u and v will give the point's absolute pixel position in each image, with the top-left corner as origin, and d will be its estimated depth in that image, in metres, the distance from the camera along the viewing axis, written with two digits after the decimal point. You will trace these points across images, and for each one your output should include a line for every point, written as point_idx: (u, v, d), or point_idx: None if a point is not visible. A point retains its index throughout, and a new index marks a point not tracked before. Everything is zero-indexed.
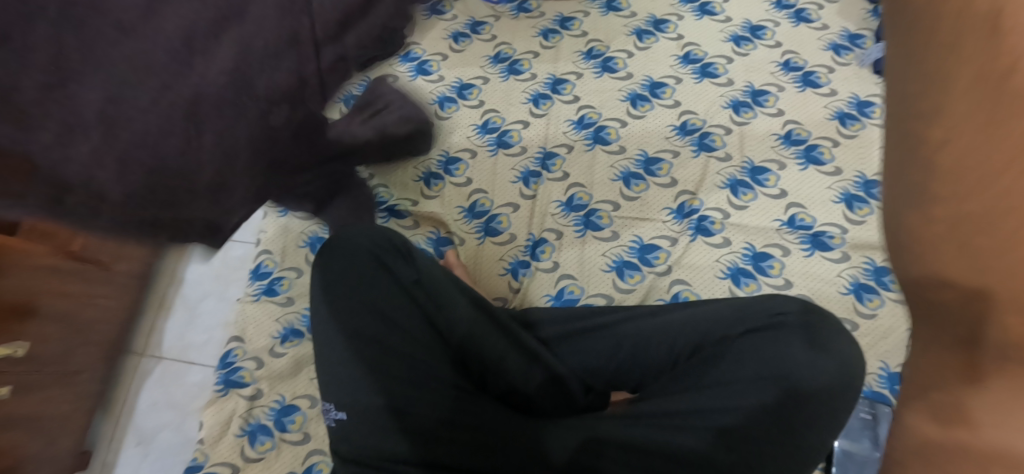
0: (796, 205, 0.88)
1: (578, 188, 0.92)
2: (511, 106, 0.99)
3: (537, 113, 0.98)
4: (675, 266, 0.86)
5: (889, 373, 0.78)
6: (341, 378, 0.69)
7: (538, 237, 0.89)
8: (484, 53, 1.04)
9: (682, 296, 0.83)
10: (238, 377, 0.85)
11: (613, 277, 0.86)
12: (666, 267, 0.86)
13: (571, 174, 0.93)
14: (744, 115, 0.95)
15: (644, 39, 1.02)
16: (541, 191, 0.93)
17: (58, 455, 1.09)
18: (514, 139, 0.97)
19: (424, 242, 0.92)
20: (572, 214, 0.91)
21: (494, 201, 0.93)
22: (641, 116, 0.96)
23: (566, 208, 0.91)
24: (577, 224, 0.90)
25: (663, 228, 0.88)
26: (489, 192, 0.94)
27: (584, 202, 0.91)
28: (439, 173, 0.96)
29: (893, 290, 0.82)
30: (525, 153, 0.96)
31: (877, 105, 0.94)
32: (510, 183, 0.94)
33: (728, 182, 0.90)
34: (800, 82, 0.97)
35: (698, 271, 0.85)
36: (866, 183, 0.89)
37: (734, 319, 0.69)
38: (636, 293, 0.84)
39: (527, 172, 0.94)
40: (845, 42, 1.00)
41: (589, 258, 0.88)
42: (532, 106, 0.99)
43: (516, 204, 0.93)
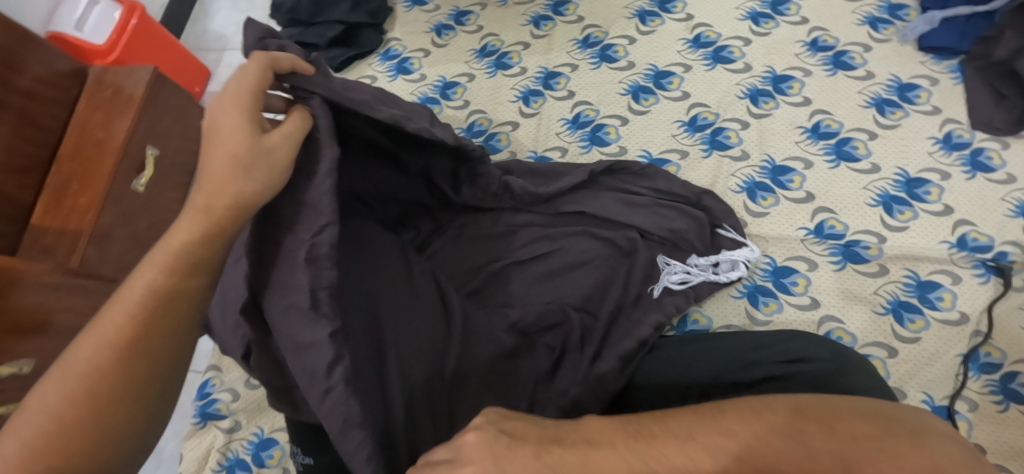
0: (825, 210, 0.77)
1: (585, 105, 0.86)
2: (498, 104, 0.89)
3: (528, 112, 0.87)
4: None
5: (933, 407, 0.67)
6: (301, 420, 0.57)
7: (541, 154, 0.84)
8: (469, 47, 0.94)
9: (690, 320, 0.75)
10: (215, 409, 0.80)
11: None
12: None
13: (578, 92, 0.88)
14: (763, 106, 0.83)
15: (648, 23, 0.91)
16: (545, 108, 0.87)
17: None
18: (501, 142, 0.86)
19: None
20: (578, 131, 0.85)
21: (492, 120, 0.88)
22: (644, 111, 0.85)
23: (572, 126, 0.85)
24: (583, 140, 0.84)
25: (672, 142, 0.83)
26: (487, 111, 0.89)
27: (591, 118, 0.86)
28: (436, 98, 0.91)
29: (939, 309, 0.71)
30: (525, 74, 0.90)
31: (923, 88, 0.81)
32: (509, 103, 0.89)
33: (745, 184, 0.79)
34: (829, 64, 0.84)
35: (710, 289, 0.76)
36: (908, 182, 0.77)
37: (747, 342, 0.62)
38: None
39: (527, 91, 0.89)
40: (885, 14, 0.86)
41: None
42: (522, 104, 0.88)
43: (517, 123, 0.87)
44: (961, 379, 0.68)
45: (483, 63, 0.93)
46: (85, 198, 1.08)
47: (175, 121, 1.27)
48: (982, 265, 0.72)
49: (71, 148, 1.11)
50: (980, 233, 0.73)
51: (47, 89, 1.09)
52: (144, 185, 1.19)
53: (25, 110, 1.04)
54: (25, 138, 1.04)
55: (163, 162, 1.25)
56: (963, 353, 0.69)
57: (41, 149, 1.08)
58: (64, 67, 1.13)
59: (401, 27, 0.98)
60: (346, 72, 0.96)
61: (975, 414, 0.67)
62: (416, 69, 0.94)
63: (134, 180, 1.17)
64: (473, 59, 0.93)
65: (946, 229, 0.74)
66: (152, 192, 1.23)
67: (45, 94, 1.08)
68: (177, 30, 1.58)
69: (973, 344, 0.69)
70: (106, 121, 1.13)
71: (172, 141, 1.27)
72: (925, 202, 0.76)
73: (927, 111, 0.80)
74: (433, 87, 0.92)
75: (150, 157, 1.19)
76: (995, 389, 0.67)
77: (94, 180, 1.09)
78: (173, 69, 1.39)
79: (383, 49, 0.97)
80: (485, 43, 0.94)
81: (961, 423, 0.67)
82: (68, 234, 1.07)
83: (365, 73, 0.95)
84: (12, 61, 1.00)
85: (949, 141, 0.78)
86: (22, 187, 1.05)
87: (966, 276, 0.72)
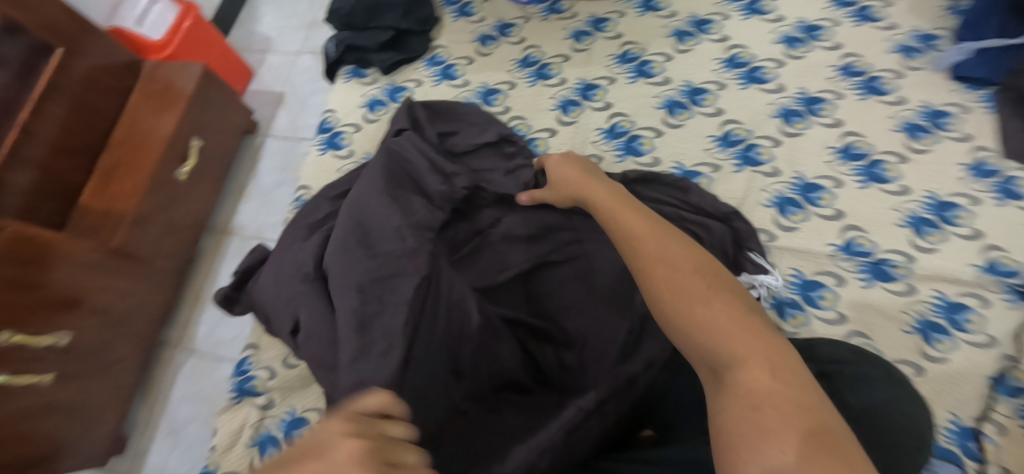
0: (854, 228, 0.78)
1: (620, 116, 0.89)
2: (538, 112, 0.92)
3: (565, 120, 0.91)
4: None
5: (960, 428, 0.67)
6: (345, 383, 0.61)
7: None
8: (511, 57, 0.98)
9: None
10: (251, 385, 0.85)
11: None
12: None
13: (615, 105, 0.91)
14: (795, 126, 0.85)
15: (684, 42, 0.94)
16: (582, 117, 0.91)
17: (96, 442, 1.12)
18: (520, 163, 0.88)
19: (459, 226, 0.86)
20: (614, 140, 0.88)
21: (531, 126, 0.91)
22: (679, 125, 0.88)
23: (608, 135, 0.88)
24: (618, 150, 0.87)
25: (705, 155, 0.85)
26: (527, 117, 0.92)
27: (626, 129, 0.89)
28: (477, 103, 0.94)
29: (967, 331, 0.72)
30: (564, 85, 0.94)
31: (953, 115, 0.83)
32: (548, 111, 0.92)
33: (775, 200, 0.81)
34: (861, 89, 0.86)
35: None
36: (938, 205, 0.78)
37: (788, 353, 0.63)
38: None
39: (566, 101, 0.93)
40: (917, 44, 0.89)
41: None
42: (560, 112, 0.92)
43: (554, 130, 0.91)
44: (988, 402, 0.68)
45: (523, 73, 0.97)
46: (131, 182, 1.13)
47: (218, 116, 1.33)
48: (1012, 291, 0.72)
49: (121, 136, 1.17)
50: (1010, 259, 0.73)
51: (104, 77, 1.14)
52: (186, 175, 1.25)
53: (82, 94, 1.10)
54: (79, 122, 1.10)
55: (204, 154, 1.30)
56: (991, 375, 0.69)
57: (92, 133, 1.13)
58: (121, 59, 1.19)
59: (448, 35, 1.03)
60: (393, 75, 1.01)
61: (1005, 438, 0.66)
62: (460, 75, 0.98)
63: (177, 169, 1.22)
64: (514, 68, 0.97)
65: (974, 253, 0.75)
66: (191, 181, 1.28)
67: (101, 82, 1.14)
68: (226, 32, 1.67)
69: (1002, 367, 0.69)
70: (156, 113, 1.19)
71: (214, 135, 1.33)
72: (954, 225, 0.77)
73: (958, 137, 0.81)
74: (474, 93, 0.96)
75: (193, 148, 1.25)
76: None
77: (142, 166, 1.15)
78: (219, 68, 1.46)
79: (429, 55, 1.01)
80: (527, 54, 0.98)
81: (989, 446, 0.66)
82: (112, 216, 1.10)
83: (411, 77, 1.00)
84: (73, 48, 1.06)
85: (980, 168, 0.79)
86: (73, 167, 1.09)
87: (995, 300, 0.72)
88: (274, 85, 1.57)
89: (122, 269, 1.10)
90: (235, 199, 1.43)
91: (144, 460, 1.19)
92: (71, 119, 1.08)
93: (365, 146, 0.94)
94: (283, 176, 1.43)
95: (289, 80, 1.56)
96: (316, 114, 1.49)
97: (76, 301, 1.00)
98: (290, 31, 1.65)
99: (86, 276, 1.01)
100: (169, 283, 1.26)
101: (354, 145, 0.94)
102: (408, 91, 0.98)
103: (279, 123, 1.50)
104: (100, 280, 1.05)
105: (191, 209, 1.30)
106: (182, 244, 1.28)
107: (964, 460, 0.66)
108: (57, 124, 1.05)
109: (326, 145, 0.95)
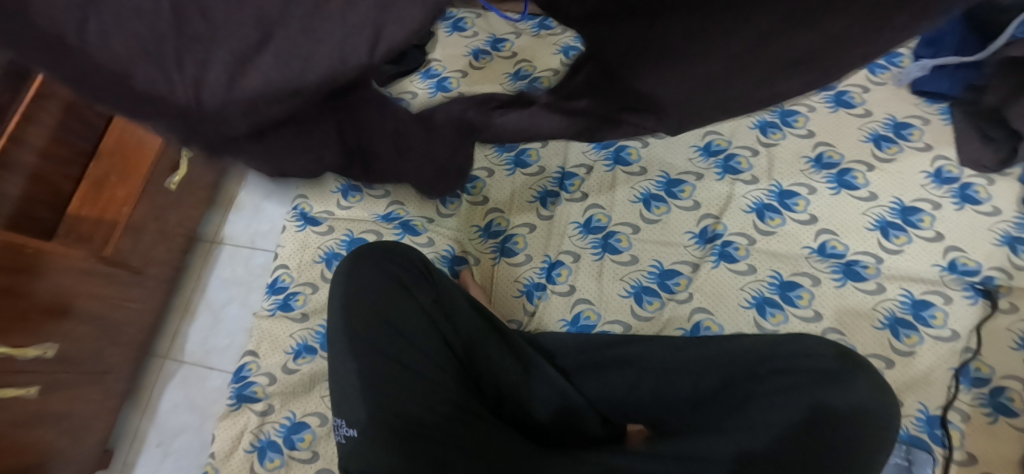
0: (827, 232, 0.83)
1: (596, 209, 0.90)
2: (517, 206, 0.92)
3: (544, 215, 0.90)
4: (696, 293, 0.83)
5: (928, 416, 0.73)
6: (352, 391, 0.66)
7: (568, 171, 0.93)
8: (503, 71, 1.03)
9: (703, 326, 0.80)
10: (251, 391, 0.86)
11: (631, 303, 0.84)
12: (687, 294, 0.83)
13: (590, 195, 0.91)
14: (772, 137, 0.91)
15: None
16: (559, 211, 0.90)
17: (82, 454, 1.11)
18: (453, 207, 0.93)
19: (438, 260, 0.90)
20: (589, 236, 0.89)
21: (509, 221, 0.91)
22: (656, 220, 0.88)
23: (583, 230, 0.89)
24: (594, 248, 0.87)
25: (689, 165, 0.90)
26: (505, 211, 0.92)
27: (602, 223, 0.89)
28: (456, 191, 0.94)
29: (932, 326, 0.77)
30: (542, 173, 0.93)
31: (916, 127, 0.89)
32: (527, 203, 0.92)
33: (755, 206, 0.86)
34: (832, 102, 0.92)
35: (721, 299, 0.82)
36: (903, 210, 0.84)
37: (722, 356, 0.69)
38: (655, 322, 0.82)
39: (545, 192, 0.92)
40: (882, 60, 0.95)
41: (607, 283, 0.85)
42: (539, 205, 0.91)
43: (533, 225, 0.90)
44: (953, 392, 0.74)
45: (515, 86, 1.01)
46: (123, 191, 1.13)
47: None
48: (971, 288, 0.79)
49: None
50: (969, 258, 0.80)
51: None
52: (176, 184, 1.25)
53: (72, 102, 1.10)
54: None
55: (196, 163, 1.31)
56: (955, 367, 0.75)
57: None
58: None
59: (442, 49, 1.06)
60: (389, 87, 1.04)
61: (968, 424, 0.72)
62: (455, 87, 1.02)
63: (168, 178, 1.22)
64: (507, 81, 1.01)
65: (937, 253, 0.81)
66: (182, 191, 1.28)
67: None
68: None
69: (964, 359, 0.75)
70: None
71: None
72: (919, 228, 0.82)
73: (920, 147, 0.88)
74: None
75: (184, 157, 1.25)
76: (984, 402, 0.73)
77: (133, 175, 1.14)
78: None
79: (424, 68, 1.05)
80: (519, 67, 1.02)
81: (954, 431, 0.72)
82: (103, 224, 1.10)
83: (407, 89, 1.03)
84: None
85: (940, 175, 0.86)
86: None
87: (957, 297, 0.78)
88: None
89: (116, 278, 1.10)
90: (225, 209, 1.43)
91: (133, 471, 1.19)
92: None
93: None
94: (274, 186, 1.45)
95: None
96: None
97: (67, 311, 0.99)
98: None
99: (83, 285, 1.02)
100: (160, 292, 1.26)
101: (331, 220, 0.95)
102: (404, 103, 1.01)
103: None
104: (94, 288, 1.05)
105: (182, 219, 1.30)
106: (172, 253, 1.28)
107: (932, 446, 0.72)
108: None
109: (303, 222, 0.96)
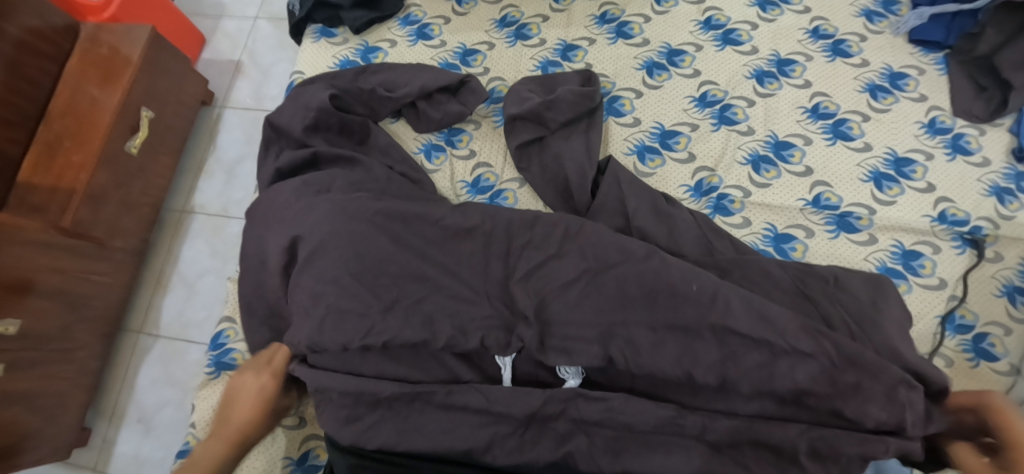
0: (822, 184, 0.83)
1: None
2: (506, 161, 0.87)
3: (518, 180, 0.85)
4: (697, 154, 0.85)
5: None
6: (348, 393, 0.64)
7: (571, 42, 0.94)
8: (489, 17, 0.97)
9: (706, 182, 0.84)
10: (229, 359, 0.84)
11: (634, 160, 0.86)
12: (688, 153, 0.85)
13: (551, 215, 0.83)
14: (768, 87, 0.89)
15: (662, 3, 0.96)
16: None
17: (59, 433, 1.08)
18: (438, 162, 0.88)
19: (418, 151, 0.89)
20: None
21: (500, 176, 0.86)
22: (651, 173, 0.85)
23: None
24: None
25: (684, 115, 0.88)
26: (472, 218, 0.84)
27: None
28: (441, 145, 0.89)
29: (921, 275, 0.78)
30: None
31: (911, 77, 0.88)
32: None
33: (751, 157, 0.85)
34: (829, 51, 0.90)
35: (721, 157, 0.85)
36: (897, 161, 0.83)
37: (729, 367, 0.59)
38: (656, 175, 0.84)
39: None
40: (879, 8, 0.93)
41: (612, 140, 0.87)
42: None
43: None
44: (938, 339, 0.75)
45: (502, 33, 0.96)
46: (79, 155, 1.06)
47: (173, 85, 1.25)
48: (959, 238, 0.79)
49: (63, 106, 1.09)
50: (958, 209, 0.80)
51: (39, 42, 1.06)
52: (137, 148, 1.16)
53: (14, 60, 1.02)
54: (13, 90, 1.02)
55: (158, 126, 1.23)
56: (941, 315, 0.76)
57: (30, 104, 1.05)
58: (58, 22, 1.10)
59: None
60: (365, 35, 0.98)
61: (951, 369, 0.74)
62: (436, 35, 0.97)
63: (128, 141, 1.14)
64: (492, 28, 0.96)
65: (929, 204, 0.81)
66: (145, 155, 1.20)
67: (36, 46, 1.05)
68: None
69: (950, 307, 0.76)
70: (102, 82, 1.11)
71: (169, 106, 1.25)
72: (911, 179, 0.82)
73: (915, 98, 0.87)
74: (452, 54, 0.95)
75: (145, 119, 1.16)
76: (967, 348, 0.75)
77: (89, 140, 1.07)
78: (171, 33, 1.38)
79: (404, 14, 0.99)
80: (505, 14, 0.97)
81: None
82: (61, 192, 1.04)
83: (385, 37, 0.97)
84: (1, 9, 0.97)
85: (933, 125, 0.85)
86: (10, 140, 1.02)
87: (945, 247, 0.79)
88: (229, 52, 1.49)
89: (78, 251, 1.04)
90: (195, 174, 1.36)
91: (113, 449, 1.16)
92: (4, 88, 1.00)
93: (356, 38, 0.98)
94: (244, 147, 1.38)
95: (245, 44, 1.49)
96: (277, 81, 1.43)
97: (27, 286, 0.94)
98: None
99: (44, 257, 0.96)
100: (128, 264, 1.20)
101: None
102: (383, 52, 0.96)
103: (238, 93, 1.43)
104: (55, 262, 0.99)
105: (147, 187, 1.23)
106: (140, 223, 1.22)
107: None
108: None
109: None
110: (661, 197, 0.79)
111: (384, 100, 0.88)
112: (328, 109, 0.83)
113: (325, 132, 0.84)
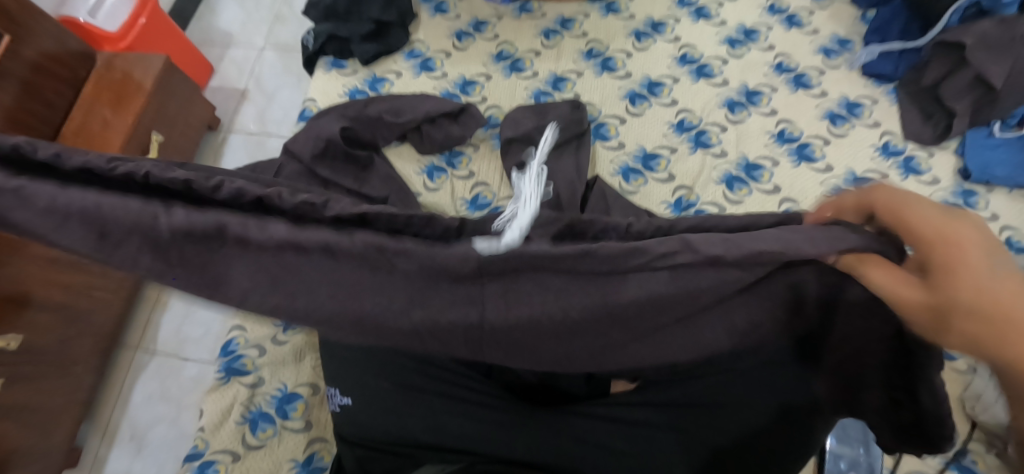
0: (790, 201, 0.91)
1: None
2: (502, 180, 0.95)
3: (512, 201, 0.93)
4: (676, 174, 0.94)
5: None
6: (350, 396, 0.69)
7: (561, 75, 1.03)
8: (486, 52, 1.07)
9: (684, 199, 0.91)
10: (239, 364, 0.90)
11: (619, 180, 0.94)
12: (668, 174, 0.94)
13: None
14: (738, 114, 0.98)
15: (643, 41, 1.06)
16: None
17: (48, 449, 1.09)
18: (439, 181, 0.95)
19: (418, 177, 0.96)
20: None
21: (496, 194, 0.94)
22: (634, 191, 0.93)
23: None
24: None
25: (664, 139, 0.96)
26: None
27: None
28: (442, 167, 0.97)
29: None
30: None
31: (866, 106, 0.98)
32: None
33: (724, 177, 0.93)
34: (792, 83, 1.00)
35: (698, 176, 0.93)
36: (855, 180, 0.92)
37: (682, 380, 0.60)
38: (639, 193, 0.92)
39: None
40: (835, 46, 1.03)
41: (599, 162, 0.95)
42: None
43: None
44: None
45: (498, 67, 1.06)
46: None
47: (181, 111, 1.33)
48: None
49: (76, 128, 1.16)
50: None
51: (54, 66, 1.13)
52: None
53: (30, 83, 1.08)
54: (29, 112, 1.08)
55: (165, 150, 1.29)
56: None
57: (44, 125, 1.12)
58: (75, 49, 1.18)
59: (424, 31, 1.10)
60: (373, 67, 1.07)
61: None
62: (438, 67, 1.06)
63: None
64: (490, 61, 1.06)
65: None
66: None
67: (52, 71, 1.12)
68: (183, 27, 1.66)
69: None
70: (114, 107, 1.18)
71: (176, 130, 1.32)
72: None
73: (869, 124, 0.96)
74: (453, 84, 1.04)
75: (154, 142, 1.23)
76: None
77: None
78: (181, 61, 1.46)
79: (408, 48, 1.08)
80: (501, 49, 1.07)
81: None
82: None
83: (391, 69, 1.06)
84: (22, 35, 1.04)
85: (887, 149, 0.94)
86: None
87: None
88: (236, 81, 1.57)
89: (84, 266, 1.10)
90: None
91: (104, 467, 1.17)
92: (20, 109, 1.06)
93: (365, 69, 1.06)
94: None
95: (252, 76, 1.58)
96: (282, 111, 1.52)
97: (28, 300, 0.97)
98: (252, 27, 1.66)
99: (46, 271, 1.00)
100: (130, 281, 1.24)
101: None
102: (389, 82, 1.04)
103: (244, 120, 1.51)
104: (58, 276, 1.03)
105: None
106: None
107: None
108: (6, 114, 1.03)
109: None
110: (643, 212, 0.86)
111: (390, 125, 0.96)
112: (339, 140, 0.90)
113: (333, 158, 0.91)
